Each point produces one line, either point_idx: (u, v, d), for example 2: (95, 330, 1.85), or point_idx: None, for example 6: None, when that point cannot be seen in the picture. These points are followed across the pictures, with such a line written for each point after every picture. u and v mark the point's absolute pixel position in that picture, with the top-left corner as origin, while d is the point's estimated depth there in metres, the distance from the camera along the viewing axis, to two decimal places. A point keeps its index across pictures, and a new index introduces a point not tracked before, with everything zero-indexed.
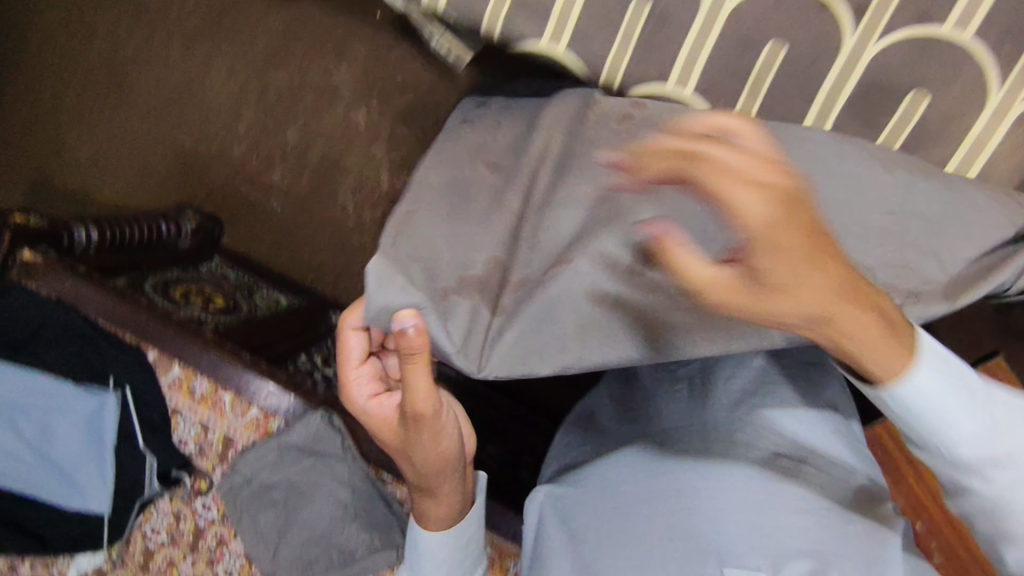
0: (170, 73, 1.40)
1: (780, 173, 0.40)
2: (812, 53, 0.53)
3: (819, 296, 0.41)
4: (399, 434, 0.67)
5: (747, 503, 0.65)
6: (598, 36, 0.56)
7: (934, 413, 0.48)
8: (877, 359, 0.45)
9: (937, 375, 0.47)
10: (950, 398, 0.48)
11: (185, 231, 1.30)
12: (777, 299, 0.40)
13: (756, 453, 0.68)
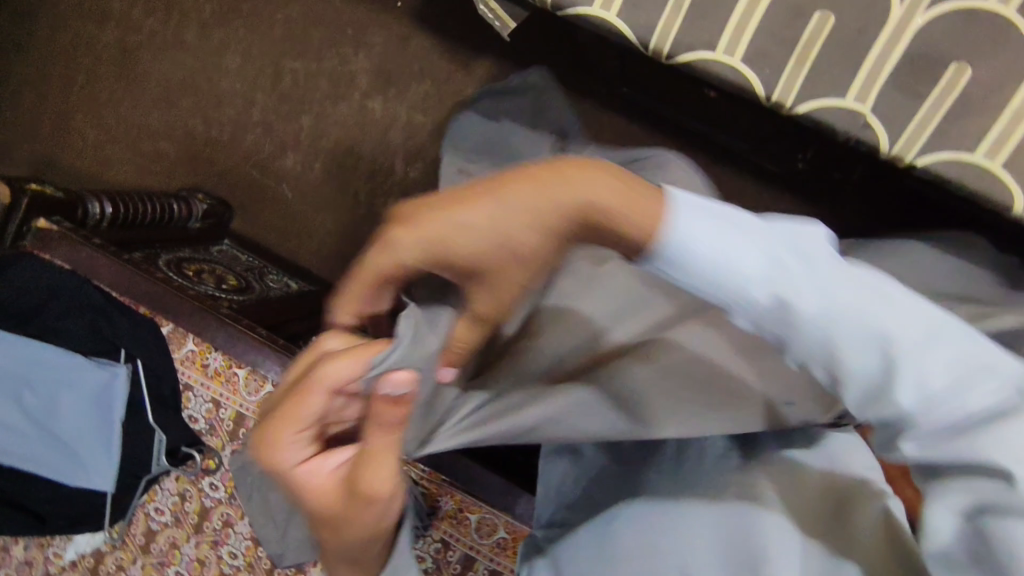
0: (185, 57, 1.40)
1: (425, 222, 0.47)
2: (857, 22, 0.59)
3: (521, 204, 0.41)
4: (336, 510, 0.47)
5: (722, 547, 0.55)
6: (652, 5, 0.63)
7: (726, 266, 0.39)
8: (625, 213, 0.40)
9: (697, 227, 0.39)
10: (747, 252, 0.39)
11: (196, 212, 1.30)
12: (448, 210, 0.43)
13: (755, 510, 0.56)
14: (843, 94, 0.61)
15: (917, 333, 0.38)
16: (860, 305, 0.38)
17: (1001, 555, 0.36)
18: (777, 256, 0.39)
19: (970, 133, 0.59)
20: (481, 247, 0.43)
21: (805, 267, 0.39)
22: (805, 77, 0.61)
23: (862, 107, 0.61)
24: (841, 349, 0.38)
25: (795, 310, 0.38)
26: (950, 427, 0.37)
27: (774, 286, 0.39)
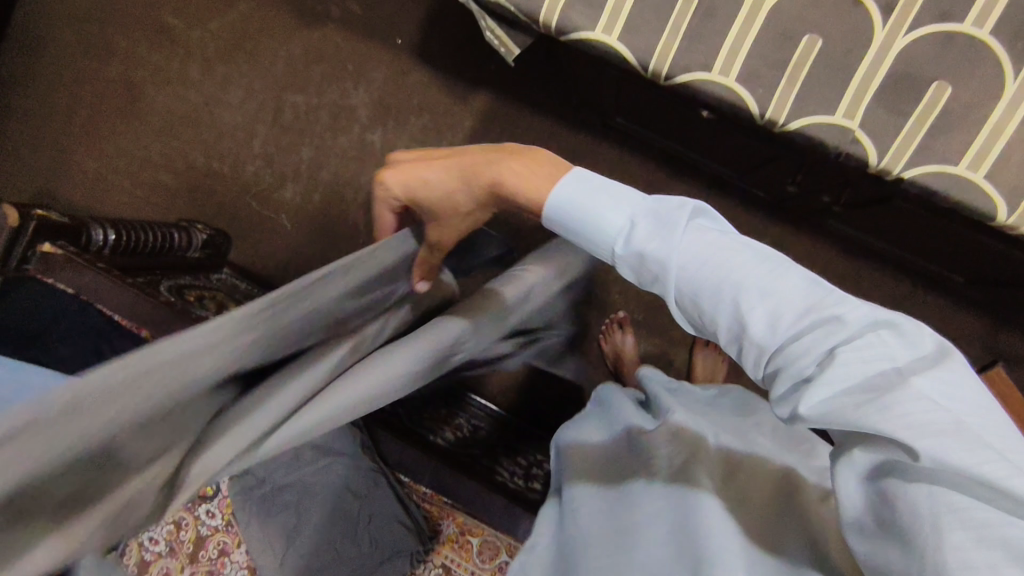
0: (188, 93, 1.44)
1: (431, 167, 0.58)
2: (844, 43, 0.63)
3: (460, 170, 0.57)
4: None
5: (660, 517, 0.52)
6: (649, 29, 0.66)
7: (591, 218, 0.49)
8: (518, 179, 0.54)
9: (570, 185, 0.51)
10: (612, 211, 0.49)
11: (195, 241, 1.30)
12: (424, 168, 0.58)
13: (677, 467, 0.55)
14: (832, 110, 0.64)
15: (766, 275, 0.41)
16: (704, 251, 0.43)
17: (907, 521, 0.35)
18: (642, 220, 0.47)
19: (955, 145, 0.62)
20: (436, 202, 0.58)
21: (663, 222, 0.46)
22: (795, 96, 0.65)
23: (850, 123, 0.64)
24: (694, 289, 0.43)
25: (653, 256, 0.46)
26: (806, 365, 0.39)
27: (635, 243, 0.47)
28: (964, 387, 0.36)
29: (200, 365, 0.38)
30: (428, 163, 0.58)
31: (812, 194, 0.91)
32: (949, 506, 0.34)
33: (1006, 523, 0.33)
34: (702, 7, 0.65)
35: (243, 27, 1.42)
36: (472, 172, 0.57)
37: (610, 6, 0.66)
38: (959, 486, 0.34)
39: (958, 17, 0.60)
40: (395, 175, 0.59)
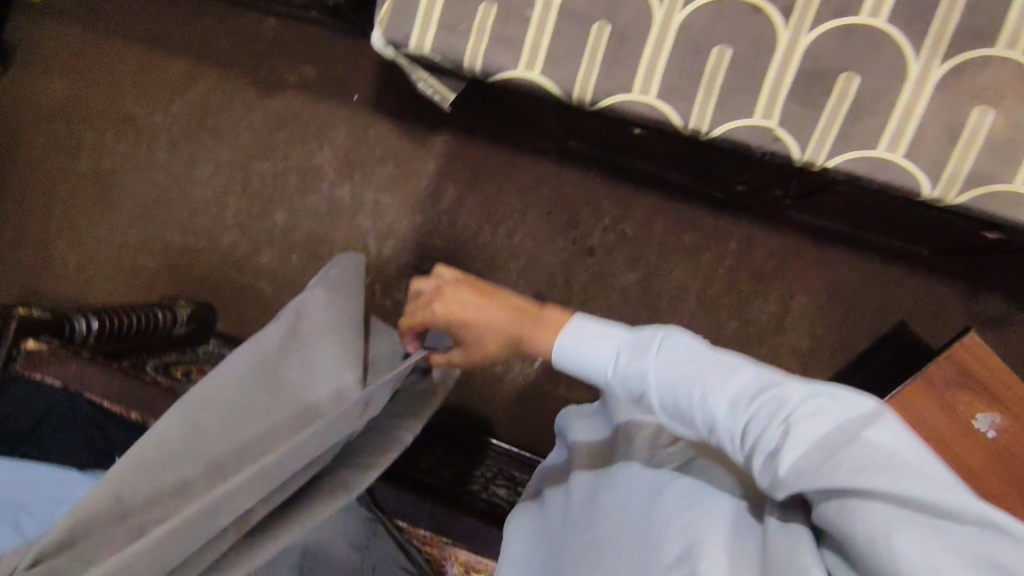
0: (158, 176, 1.48)
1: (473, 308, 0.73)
2: (752, 49, 0.61)
3: (494, 318, 0.71)
4: None
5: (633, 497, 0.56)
6: (569, 59, 0.65)
7: (585, 348, 0.60)
8: (535, 331, 0.67)
9: (572, 326, 0.63)
10: (600, 342, 0.60)
11: (180, 316, 1.33)
12: (470, 308, 0.73)
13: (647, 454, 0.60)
14: (751, 113, 0.62)
15: (729, 375, 0.50)
16: (673, 360, 0.53)
17: (870, 547, 0.38)
18: (624, 347, 0.57)
19: (871, 130, 0.60)
20: (472, 335, 0.73)
21: (638, 346, 0.56)
22: (713, 105, 0.63)
23: (769, 123, 0.62)
24: (672, 394, 0.52)
25: (636, 373, 0.55)
26: (773, 438, 0.45)
27: (622, 366, 0.56)
28: (901, 432, 0.42)
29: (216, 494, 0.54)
30: (473, 306, 0.73)
31: (764, 189, 0.93)
32: (900, 527, 0.37)
33: (942, 528, 0.37)
34: (615, 31, 0.63)
35: (203, 105, 1.46)
36: (499, 321, 0.71)
37: (529, 44, 0.65)
38: (900, 498, 0.38)
39: (855, 9, 0.59)
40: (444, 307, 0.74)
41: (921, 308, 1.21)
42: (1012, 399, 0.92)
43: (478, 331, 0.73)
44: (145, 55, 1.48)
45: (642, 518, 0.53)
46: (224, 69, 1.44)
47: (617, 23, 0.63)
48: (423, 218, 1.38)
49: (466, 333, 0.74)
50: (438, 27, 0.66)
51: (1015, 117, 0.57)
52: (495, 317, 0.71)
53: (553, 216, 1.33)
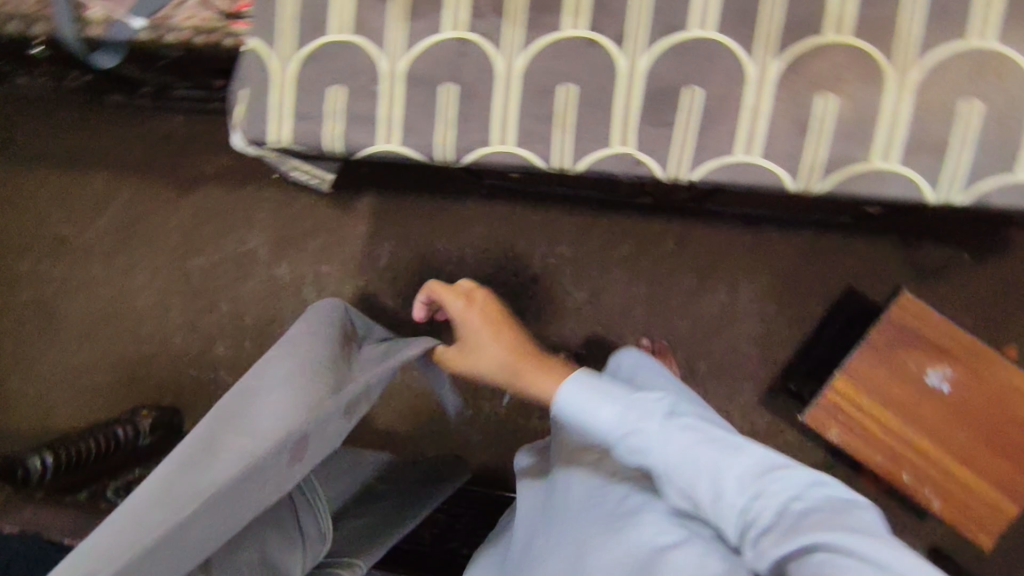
0: (98, 291, 1.47)
1: (490, 333, 0.78)
2: (595, 80, 0.62)
3: (499, 349, 0.76)
4: None
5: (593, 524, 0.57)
6: (425, 124, 0.65)
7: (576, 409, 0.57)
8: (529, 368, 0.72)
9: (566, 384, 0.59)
10: (591, 394, 0.57)
11: (143, 427, 1.29)
12: (485, 333, 0.79)
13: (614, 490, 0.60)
14: (609, 143, 0.62)
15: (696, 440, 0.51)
16: (670, 433, 0.52)
17: None
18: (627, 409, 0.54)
19: (724, 137, 0.60)
20: (475, 352, 0.78)
21: (638, 407, 0.54)
22: (571, 141, 0.63)
23: (628, 149, 0.62)
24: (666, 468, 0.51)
25: (638, 441, 0.53)
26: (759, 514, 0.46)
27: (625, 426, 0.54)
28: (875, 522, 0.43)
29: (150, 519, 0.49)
30: (491, 332, 0.79)
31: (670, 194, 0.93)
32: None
33: None
34: (462, 90, 0.64)
35: (130, 214, 1.46)
36: (499, 354, 0.76)
37: (383, 118, 0.65)
38: (869, 560, 0.39)
39: (682, 24, 0.60)
40: (462, 313, 0.82)
41: (864, 270, 1.21)
42: (955, 349, 0.90)
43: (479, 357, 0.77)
44: (63, 176, 1.48)
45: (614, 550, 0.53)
46: (143, 175, 1.45)
47: (462, 83, 0.64)
48: (364, 281, 1.37)
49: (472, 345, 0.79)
50: (293, 119, 0.67)
51: (857, 97, 0.57)
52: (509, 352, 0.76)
53: (490, 252, 1.33)
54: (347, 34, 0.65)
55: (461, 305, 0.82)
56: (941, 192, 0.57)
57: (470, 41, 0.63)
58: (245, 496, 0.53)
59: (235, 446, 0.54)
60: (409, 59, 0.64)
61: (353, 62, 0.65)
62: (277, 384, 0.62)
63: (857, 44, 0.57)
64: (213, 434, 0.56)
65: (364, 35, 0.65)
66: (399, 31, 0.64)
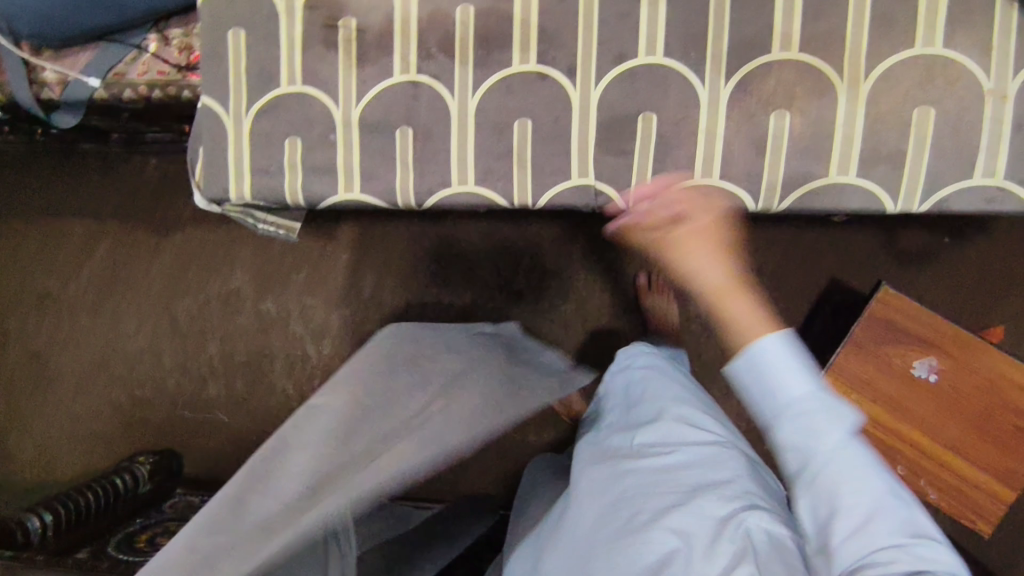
0: (88, 340, 1.47)
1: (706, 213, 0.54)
2: (550, 113, 0.61)
3: (710, 234, 0.53)
4: None
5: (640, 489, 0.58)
6: (385, 169, 0.65)
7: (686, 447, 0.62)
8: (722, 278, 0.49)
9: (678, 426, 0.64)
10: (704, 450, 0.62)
11: (142, 475, 1.31)
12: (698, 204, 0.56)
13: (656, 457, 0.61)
14: (568, 176, 0.62)
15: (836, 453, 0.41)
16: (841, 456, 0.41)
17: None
18: (810, 402, 0.42)
19: (682, 162, 0.60)
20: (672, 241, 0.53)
21: (819, 408, 0.42)
22: (531, 176, 0.62)
23: (588, 181, 0.62)
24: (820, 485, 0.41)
25: (806, 443, 0.42)
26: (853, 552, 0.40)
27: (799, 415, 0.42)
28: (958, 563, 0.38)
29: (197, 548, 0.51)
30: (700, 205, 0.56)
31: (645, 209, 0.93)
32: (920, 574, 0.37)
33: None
34: (418, 132, 0.64)
35: (113, 260, 1.45)
36: (697, 248, 0.51)
37: (342, 167, 0.65)
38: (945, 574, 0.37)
39: (631, 52, 0.59)
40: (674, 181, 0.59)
41: None
42: (935, 336, 0.91)
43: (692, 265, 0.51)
44: (43, 227, 1.47)
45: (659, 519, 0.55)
46: (123, 221, 1.44)
47: (417, 125, 0.64)
48: (350, 309, 1.36)
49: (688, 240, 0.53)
50: (253, 173, 0.67)
51: (810, 113, 0.57)
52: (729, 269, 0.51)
53: (474, 271, 1.33)
54: (297, 86, 0.65)
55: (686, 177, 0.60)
56: (898, 202, 0.57)
57: (421, 83, 0.63)
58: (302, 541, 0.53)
59: (263, 503, 0.52)
60: (361, 106, 0.64)
61: (307, 113, 0.65)
62: (321, 430, 0.59)
63: (806, 59, 0.57)
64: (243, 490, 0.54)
65: (316, 85, 0.65)
66: (350, 79, 0.64)
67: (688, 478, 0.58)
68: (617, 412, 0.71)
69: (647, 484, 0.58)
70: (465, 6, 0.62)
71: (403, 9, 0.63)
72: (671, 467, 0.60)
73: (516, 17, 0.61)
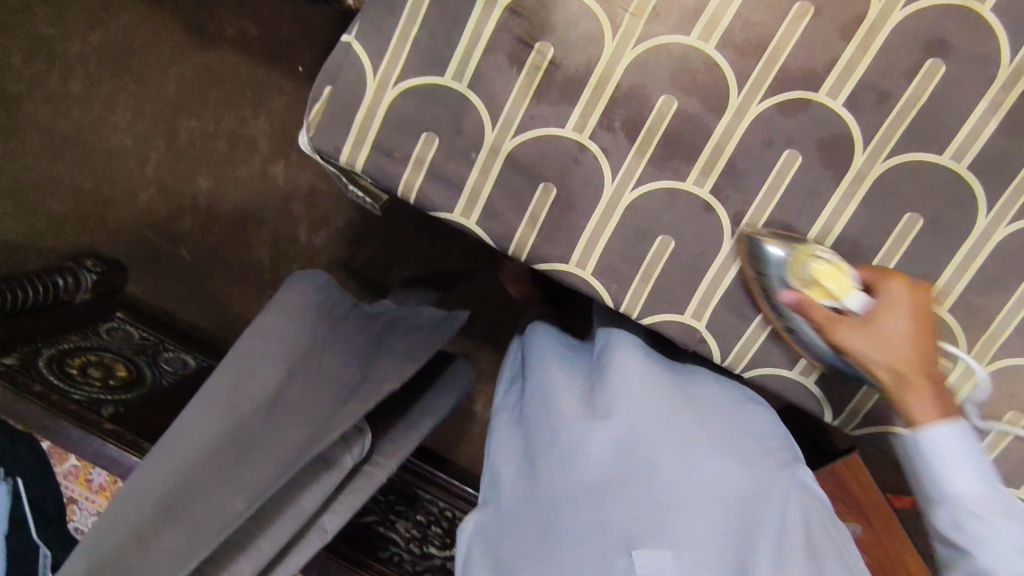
0: (71, 112, 1.30)
1: (910, 331, 0.54)
2: (694, 247, 0.60)
3: (904, 343, 0.54)
4: None
5: (708, 449, 0.60)
6: (510, 215, 0.61)
7: (715, 406, 0.66)
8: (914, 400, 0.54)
9: (693, 378, 0.70)
10: (728, 407, 0.67)
11: (85, 283, 1.24)
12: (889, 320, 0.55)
13: (710, 418, 0.64)
14: (681, 310, 0.62)
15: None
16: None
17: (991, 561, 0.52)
18: (995, 498, 0.53)
19: (788, 352, 0.63)
20: (897, 345, 0.54)
21: (1009, 508, 0.53)
22: (647, 293, 0.62)
23: (698, 324, 0.62)
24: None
25: (988, 523, 0.52)
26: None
27: (975, 510, 0.53)
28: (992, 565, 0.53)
29: (161, 489, 0.57)
30: (920, 332, 0.55)
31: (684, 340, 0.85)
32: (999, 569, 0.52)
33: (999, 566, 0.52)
34: (560, 197, 0.60)
35: (128, 42, 1.25)
36: (900, 353, 0.54)
37: (468, 189, 0.60)
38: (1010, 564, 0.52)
39: (801, 231, 0.58)
40: (901, 315, 0.55)
41: None
42: (875, 514, 0.96)
43: (892, 334, 0.55)
44: None
45: (731, 492, 0.58)
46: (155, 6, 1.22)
47: (564, 189, 0.59)
48: (358, 213, 1.27)
49: (897, 296, 0.55)
50: (376, 147, 0.60)
51: None
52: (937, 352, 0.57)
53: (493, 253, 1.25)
54: (462, 85, 0.58)
55: (887, 305, 0.55)
56: None
57: (588, 149, 0.58)
58: (245, 472, 0.62)
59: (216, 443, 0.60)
60: (518, 140, 0.59)
61: (459, 118, 0.59)
62: (253, 355, 0.66)
63: (949, 321, 0.59)
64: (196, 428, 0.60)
65: (482, 93, 0.58)
66: (517, 107, 0.58)
67: (734, 442, 0.62)
68: (648, 346, 0.72)
69: (703, 428, 0.62)
70: (670, 97, 0.56)
71: (608, 67, 0.56)
72: (715, 422, 0.64)
73: (713, 137, 0.57)
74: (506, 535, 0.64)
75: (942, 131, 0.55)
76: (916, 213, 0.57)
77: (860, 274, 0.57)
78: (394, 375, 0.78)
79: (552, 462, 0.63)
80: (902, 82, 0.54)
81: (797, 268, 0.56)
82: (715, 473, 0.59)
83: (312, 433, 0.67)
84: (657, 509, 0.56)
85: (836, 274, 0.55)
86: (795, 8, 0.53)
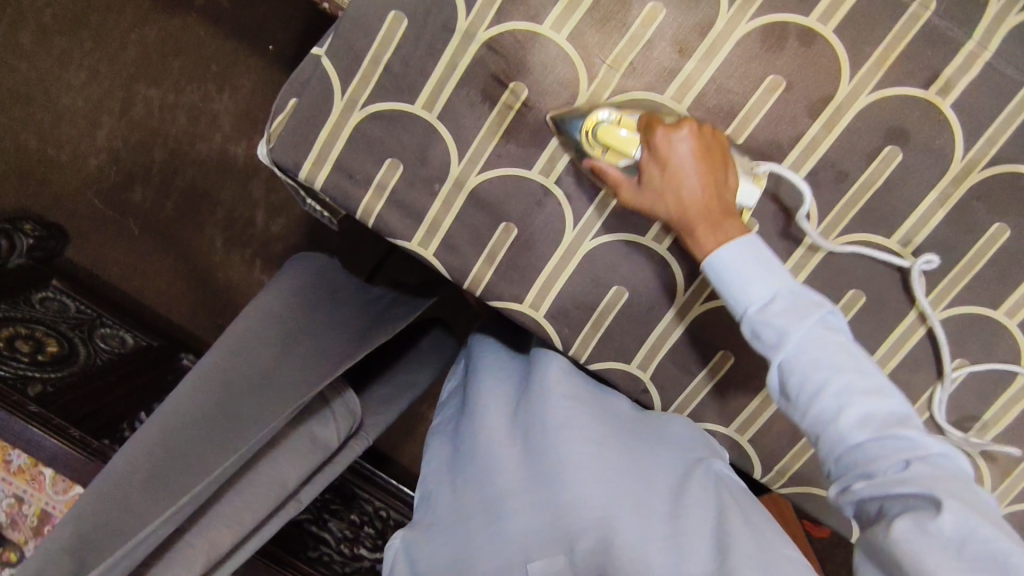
0: (16, 64, 1.20)
1: (688, 173, 0.51)
2: (644, 300, 0.62)
3: (682, 186, 0.52)
4: None
5: (617, 463, 0.58)
6: (469, 250, 0.61)
7: (637, 427, 0.64)
8: (691, 240, 0.53)
9: (617, 397, 0.67)
10: (649, 427, 0.64)
11: (20, 247, 1.14)
12: (665, 164, 0.52)
13: (624, 433, 0.62)
14: (628, 359, 0.65)
15: (888, 401, 0.46)
16: (823, 344, 0.47)
17: (808, 375, 0.47)
18: (783, 295, 0.49)
19: (723, 407, 0.67)
20: (671, 189, 0.52)
21: (798, 303, 0.49)
22: (597, 338, 0.64)
23: (642, 373, 0.66)
24: (799, 374, 0.47)
25: (777, 327, 0.48)
26: (867, 499, 0.45)
27: (767, 317, 0.49)
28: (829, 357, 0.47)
29: (103, 487, 0.59)
30: (699, 172, 0.51)
31: None
32: (811, 371, 0.47)
33: (821, 373, 0.46)
34: (520, 239, 0.60)
35: None
36: (675, 195, 0.52)
37: (428, 221, 0.60)
38: (831, 365, 0.46)
39: None
40: (673, 157, 0.51)
41: None
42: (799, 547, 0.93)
43: (670, 181, 0.52)
44: None
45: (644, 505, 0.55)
46: None
47: (525, 231, 0.60)
48: None
49: (665, 137, 0.51)
50: (338, 167, 0.59)
51: None
52: (731, 177, 0.53)
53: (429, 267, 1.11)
54: (432, 115, 0.57)
55: (659, 150, 0.52)
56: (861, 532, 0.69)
57: (553, 194, 0.58)
58: (183, 463, 0.61)
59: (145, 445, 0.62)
60: (483, 177, 0.58)
61: (425, 148, 0.58)
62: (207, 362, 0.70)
63: None
64: (138, 441, 0.63)
65: (452, 125, 0.57)
66: (485, 145, 0.57)
67: (647, 458, 0.60)
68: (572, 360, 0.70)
69: (613, 441, 0.60)
70: None
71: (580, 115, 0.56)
72: (632, 440, 0.61)
73: None
74: (427, 546, 0.61)
75: (892, 217, 0.57)
76: (859, 290, 0.59)
77: (639, 120, 0.53)
78: (365, 333, 0.76)
79: (470, 483, 0.61)
80: (860, 164, 0.55)
81: (586, 141, 0.54)
82: (620, 483, 0.56)
83: (271, 394, 0.66)
84: (562, 519, 0.54)
85: (616, 131, 0.53)
86: (767, 81, 0.54)
